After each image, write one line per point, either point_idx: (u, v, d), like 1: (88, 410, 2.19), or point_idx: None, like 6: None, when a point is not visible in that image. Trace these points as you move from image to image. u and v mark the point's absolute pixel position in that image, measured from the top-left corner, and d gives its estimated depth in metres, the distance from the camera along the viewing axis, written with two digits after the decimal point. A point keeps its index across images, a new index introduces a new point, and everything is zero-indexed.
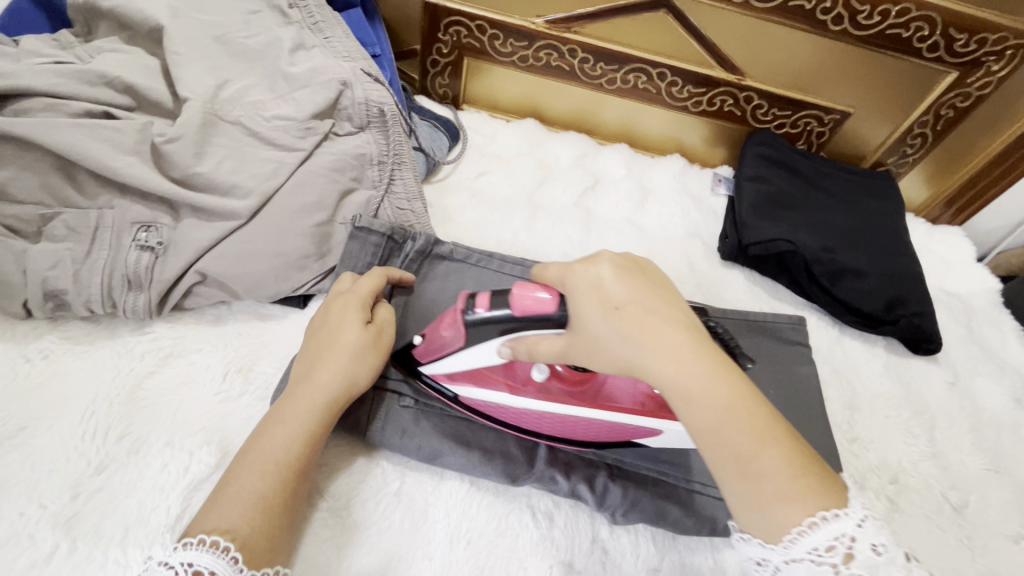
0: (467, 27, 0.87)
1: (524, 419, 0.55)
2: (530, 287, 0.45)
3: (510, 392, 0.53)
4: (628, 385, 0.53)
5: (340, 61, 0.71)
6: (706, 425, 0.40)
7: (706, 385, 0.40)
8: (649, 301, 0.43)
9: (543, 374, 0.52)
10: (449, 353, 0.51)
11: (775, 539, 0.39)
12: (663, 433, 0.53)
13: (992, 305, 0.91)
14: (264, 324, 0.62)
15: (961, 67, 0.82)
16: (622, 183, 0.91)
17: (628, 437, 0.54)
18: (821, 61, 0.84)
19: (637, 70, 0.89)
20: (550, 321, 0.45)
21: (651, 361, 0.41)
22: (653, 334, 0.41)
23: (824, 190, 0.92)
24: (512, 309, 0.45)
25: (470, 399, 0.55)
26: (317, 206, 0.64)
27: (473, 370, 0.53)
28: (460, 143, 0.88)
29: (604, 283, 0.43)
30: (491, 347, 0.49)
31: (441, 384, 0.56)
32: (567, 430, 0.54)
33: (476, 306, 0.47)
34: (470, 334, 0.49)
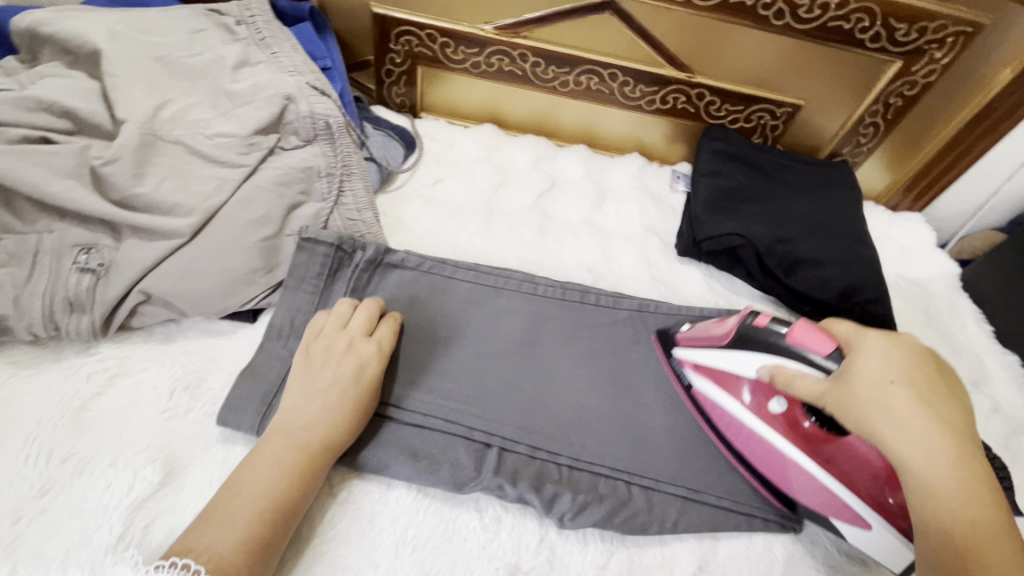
0: (417, 36, 0.88)
1: (751, 443, 0.60)
2: (814, 329, 0.53)
3: (743, 407, 0.60)
4: (865, 472, 0.55)
5: (285, 75, 0.72)
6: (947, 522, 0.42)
7: (950, 481, 0.42)
8: (931, 395, 0.45)
9: (781, 408, 0.58)
10: (710, 347, 0.62)
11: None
12: (870, 529, 0.54)
13: (950, 290, 0.91)
14: (212, 340, 0.62)
15: (905, 56, 0.83)
16: (579, 184, 0.92)
17: (829, 513, 0.56)
18: (768, 55, 0.85)
19: (588, 71, 0.90)
20: (814, 362, 0.52)
21: (898, 438, 0.44)
22: (910, 424, 0.44)
23: (781, 182, 0.93)
24: (790, 334, 0.54)
25: (701, 393, 0.64)
26: (263, 221, 0.64)
27: (722, 372, 0.61)
28: (416, 151, 0.89)
29: (884, 360, 0.47)
30: (753, 359, 0.58)
31: (684, 369, 0.66)
32: (760, 460, 0.60)
33: (761, 320, 0.59)
34: (742, 342, 0.59)
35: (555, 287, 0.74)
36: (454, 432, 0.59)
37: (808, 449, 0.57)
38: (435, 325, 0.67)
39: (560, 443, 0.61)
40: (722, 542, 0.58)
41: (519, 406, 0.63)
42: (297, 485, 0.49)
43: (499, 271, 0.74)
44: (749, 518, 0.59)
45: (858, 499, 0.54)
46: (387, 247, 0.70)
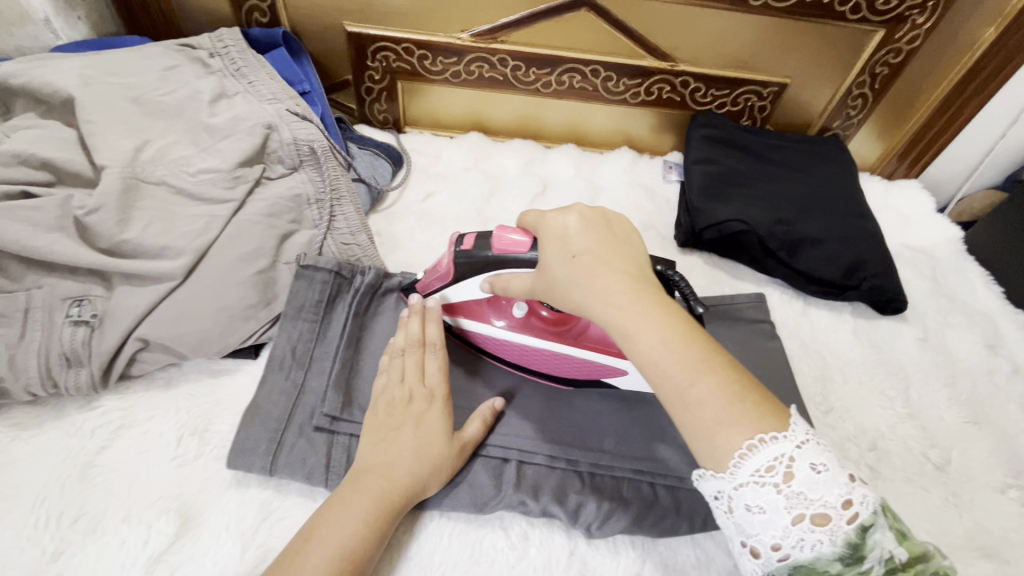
0: (394, 51, 0.87)
1: (518, 354, 0.63)
2: (508, 229, 0.52)
3: (498, 324, 0.62)
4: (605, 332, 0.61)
5: (264, 104, 0.71)
6: (648, 361, 0.42)
7: (636, 319, 0.42)
8: (607, 250, 0.45)
9: (521, 312, 0.61)
10: (442, 287, 0.60)
11: (721, 466, 0.39)
12: (627, 373, 0.61)
13: (956, 254, 0.90)
14: (215, 380, 0.60)
15: (887, 24, 0.82)
16: (571, 185, 0.91)
17: (598, 376, 0.62)
18: (749, 36, 0.84)
19: (570, 70, 0.88)
20: (523, 262, 0.51)
21: (589, 300, 0.44)
22: (599, 275, 0.44)
23: (773, 162, 0.92)
24: (493, 246, 0.52)
25: (462, 328, 0.65)
26: (256, 254, 0.63)
27: (461, 304, 0.62)
28: (404, 168, 0.88)
29: (570, 233, 0.47)
30: (473, 281, 0.57)
31: (440, 314, 0.65)
32: (546, 364, 0.63)
33: (464, 245, 0.55)
34: (459, 270, 0.57)
35: None
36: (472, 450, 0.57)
37: (559, 335, 0.61)
38: None
39: (579, 449, 0.59)
40: None
41: (534, 417, 0.61)
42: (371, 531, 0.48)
43: None
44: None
45: (613, 355, 0.60)
46: (384, 268, 0.69)
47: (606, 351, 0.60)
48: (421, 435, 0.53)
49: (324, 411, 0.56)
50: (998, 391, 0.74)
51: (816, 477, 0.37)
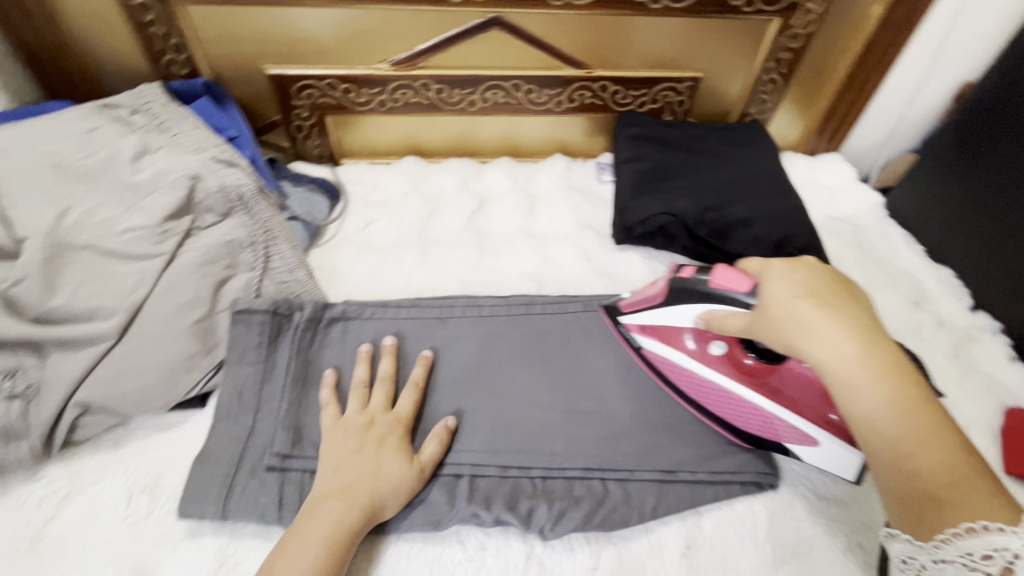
0: (318, 87, 0.89)
1: (698, 388, 0.64)
2: (733, 270, 0.57)
3: (688, 354, 0.64)
4: (815, 396, 0.59)
5: (189, 155, 0.72)
6: (863, 415, 0.46)
7: (868, 374, 0.45)
8: (834, 301, 0.49)
9: (719, 350, 0.63)
10: (647, 308, 0.65)
11: (923, 537, 0.43)
12: (818, 445, 0.59)
13: (879, 219, 0.95)
14: (163, 434, 0.61)
15: (782, 13, 0.87)
16: (508, 197, 0.93)
17: (778, 439, 0.61)
18: (656, 36, 0.88)
19: (492, 87, 0.91)
20: (740, 301, 0.56)
21: (812, 347, 0.47)
22: (817, 328, 0.47)
23: (699, 152, 0.96)
24: (711, 280, 0.58)
25: (650, 353, 0.67)
26: (192, 303, 0.64)
27: (660, 326, 0.65)
28: (341, 200, 0.89)
29: (794, 282, 0.51)
30: (687, 310, 0.62)
31: (631, 333, 0.68)
32: (722, 408, 0.63)
33: (683, 273, 0.62)
34: (672, 298, 0.62)
35: (500, 305, 0.75)
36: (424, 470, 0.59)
37: (755, 383, 0.61)
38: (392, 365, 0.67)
39: (529, 455, 0.61)
40: (706, 516, 0.59)
41: (484, 429, 0.63)
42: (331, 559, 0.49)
43: (442, 302, 0.74)
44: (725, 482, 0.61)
45: (804, 419, 0.59)
46: (324, 301, 0.70)
47: (799, 411, 0.59)
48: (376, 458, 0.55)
49: (274, 449, 0.57)
50: (926, 345, 0.78)
51: None
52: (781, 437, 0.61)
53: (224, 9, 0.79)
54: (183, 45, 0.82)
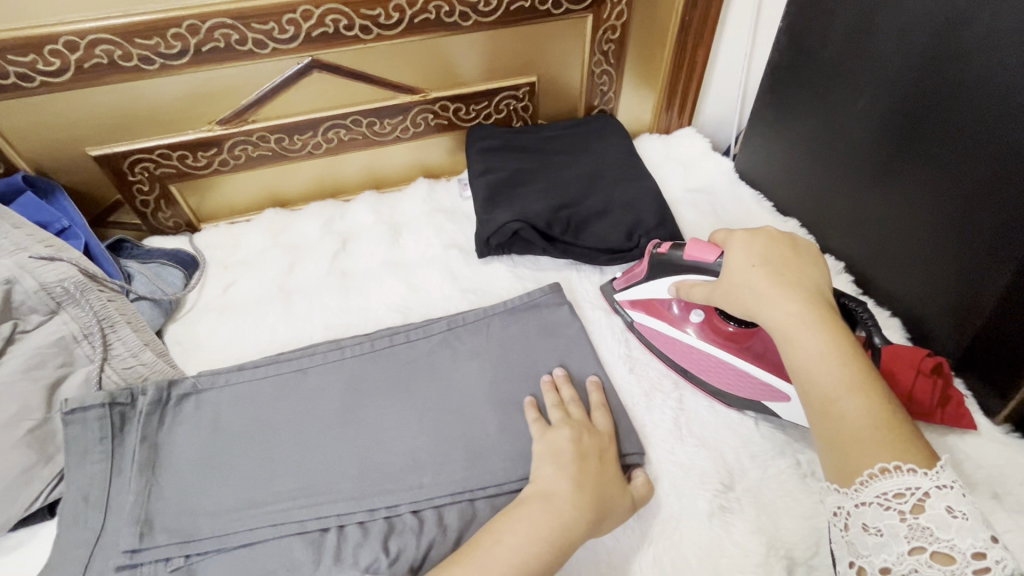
0: (151, 160, 0.87)
1: (685, 355, 0.71)
2: (700, 243, 0.63)
3: (673, 324, 0.71)
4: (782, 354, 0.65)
5: (5, 259, 0.69)
6: (796, 367, 0.50)
7: (806, 330, 0.50)
8: (785, 271, 0.55)
9: (699, 317, 0.70)
10: (637, 284, 0.73)
11: (847, 481, 0.44)
12: (790, 401, 0.63)
13: (731, 183, 0.99)
14: (9, 557, 0.58)
15: (591, 9, 0.90)
16: (372, 231, 0.93)
17: (758, 398, 0.66)
18: (478, 51, 0.90)
19: (332, 127, 0.91)
20: (708, 270, 0.63)
21: (761, 308, 0.53)
22: (764, 290, 0.54)
23: (550, 153, 0.98)
24: (683, 253, 0.65)
25: (641, 325, 0.75)
26: (21, 414, 0.61)
27: (649, 300, 0.73)
28: (198, 269, 0.87)
29: (756, 250, 0.58)
30: (664, 282, 0.69)
31: (624, 309, 0.77)
32: (702, 370, 0.69)
33: (660, 248, 0.69)
34: (654, 270, 0.70)
35: (362, 342, 0.74)
36: (284, 532, 0.58)
37: (737, 348, 0.67)
38: (250, 429, 0.65)
39: (395, 492, 0.61)
40: None
41: (350, 476, 0.62)
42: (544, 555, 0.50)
43: (301, 352, 0.73)
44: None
45: (775, 376, 0.64)
46: (171, 380, 0.68)
47: (767, 368, 0.65)
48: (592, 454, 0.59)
49: (122, 547, 0.56)
50: None
51: (949, 519, 0.39)
52: (758, 395, 0.66)
53: (23, 101, 0.76)
54: None
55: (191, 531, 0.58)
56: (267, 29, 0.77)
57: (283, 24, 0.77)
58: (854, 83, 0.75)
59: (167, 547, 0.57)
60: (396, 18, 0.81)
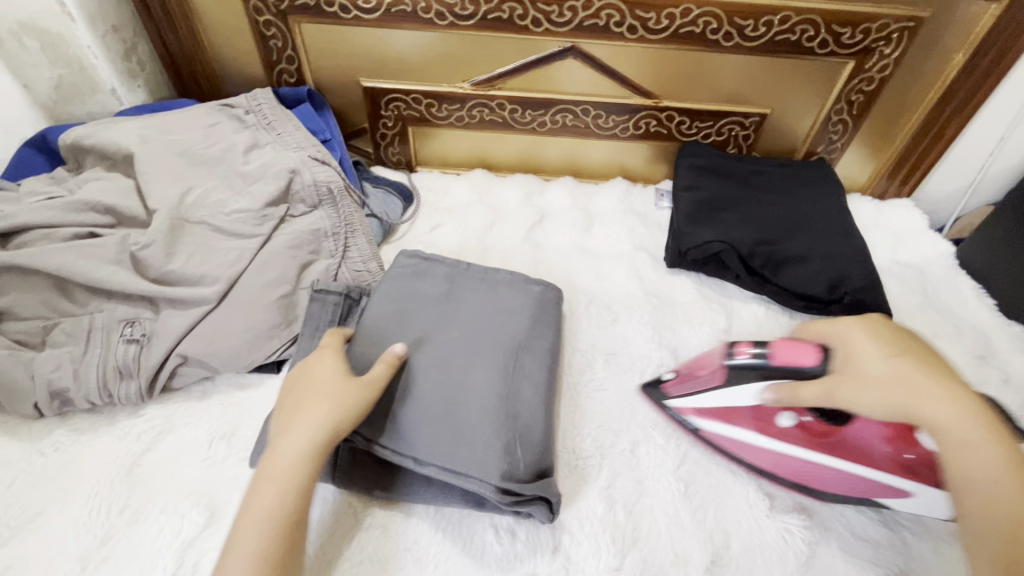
0: (404, 101, 0.98)
1: (779, 464, 0.62)
2: (790, 344, 0.59)
3: (758, 431, 0.62)
4: (877, 446, 0.58)
5: (290, 151, 0.82)
6: (977, 478, 0.46)
7: (977, 437, 0.47)
8: (923, 365, 0.52)
9: (790, 420, 0.61)
10: (703, 391, 0.65)
11: None
12: (914, 497, 0.57)
13: (948, 269, 0.93)
14: (243, 392, 0.69)
15: (856, 56, 0.87)
16: (568, 214, 0.98)
17: (872, 495, 0.59)
18: (726, 73, 0.91)
19: (562, 110, 0.97)
20: (807, 373, 0.58)
21: (922, 405, 0.50)
22: (911, 383, 0.51)
23: (760, 187, 0.96)
24: (773, 356, 0.59)
25: (714, 433, 0.65)
26: (279, 280, 0.72)
27: (725, 407, 0.63)
28: (413, 203, 0.97)
29: (871, 340, 0.55)
30: (746, 390, 0.61)
31: (686, 416, 0.67)
32: (821, 478, 0.60)
33: (739, 351, 0.62)
34: (733, 375, 0.62)
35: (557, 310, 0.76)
36: None
37: (825, 450, 0.59)
38: None
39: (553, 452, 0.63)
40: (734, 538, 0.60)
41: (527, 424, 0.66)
42: (286, 523, 0.48)
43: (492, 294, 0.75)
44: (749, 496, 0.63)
45: (904, 479, 0.56)
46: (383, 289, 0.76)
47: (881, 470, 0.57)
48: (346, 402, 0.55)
49: None
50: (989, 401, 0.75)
51: None
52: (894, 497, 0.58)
53: (332, 28, 0.89)
54: (295, 58, 0.93)
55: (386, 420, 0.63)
56: (548, 11, 0.84)
57: (564, 9, 0.83)
58: None
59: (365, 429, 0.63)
60: (664, 24, 0.84)
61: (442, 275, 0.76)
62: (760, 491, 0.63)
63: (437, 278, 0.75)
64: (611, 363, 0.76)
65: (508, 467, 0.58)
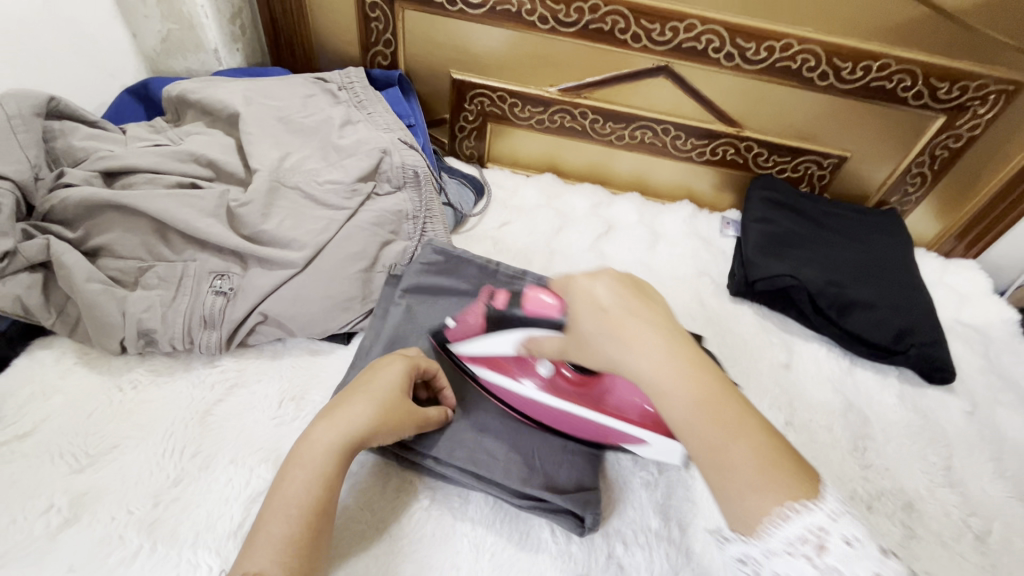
0: (489, 98, 1.00)
1: (537, 409, 0.62)
2: (540, 293, 0.58)
3: (521, 380, 0.62)
4: (631, 397, 0.60)
5: (381, 132, 0.84)
6: (683, 425, 0.41)
7: (672, 375, 0.42)
8: (637, 309, 0.46)
9: (548, 369, 0.61)
10: (474, 337, 0.63)
11: (751, 531, 0.38)
12: (649, 444, 0.58)
13: (1011, 335, 0.92)
14: (314, 357, 0.70)
15: (948, 112, 0.88)
16: (633, 228, 0.99)
17: (618, 442, 0.60)
18: (813, 111, 0.92)
19: (643, 127, 0.98)
20: (549, 323, 0.56)
21: (622, 357, 0.44)
22: (619, 335, 0.44)
23: (829, 229, 0.96)
24: (525, 307, 0.59)
25: (483, 380, 0.64)
26: (361, 255, 0.74)
27: (489, 355, 0.62)
28: (484, 198, 0.99)
29: (604, 287, 0.48)
30: (508, 337, 0.60)
31: (463, 361, 0.65)
32: (565, 425, 0.62)
33: (497, 300, 0.64)
34: (493, 325, 0.63)
35: None
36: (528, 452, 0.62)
37: (578, 396, 0.60)
38: None
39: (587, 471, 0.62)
40: None
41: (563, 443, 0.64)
42: (305, 523, 0.46)
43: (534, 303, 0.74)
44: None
45: (638, 426, 0.58)
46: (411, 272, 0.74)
47: (627, 419, 0.59)
48: (388, 410, 0.52)
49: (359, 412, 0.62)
50: None
51: (852, 552, 0.35)
52: (623, 442, 0.60)
53: (435, 18, 0.91)
54: (392, 42, 0.95)
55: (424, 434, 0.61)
56: (650, 28, 0.85)
57: (666, 29, 0.85)
58: None
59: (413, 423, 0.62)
60: (763, 56, 0.85)
61: (471, 275, 0.74)
62: None
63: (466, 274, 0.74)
64: None
65: (527, 477, 0.59)
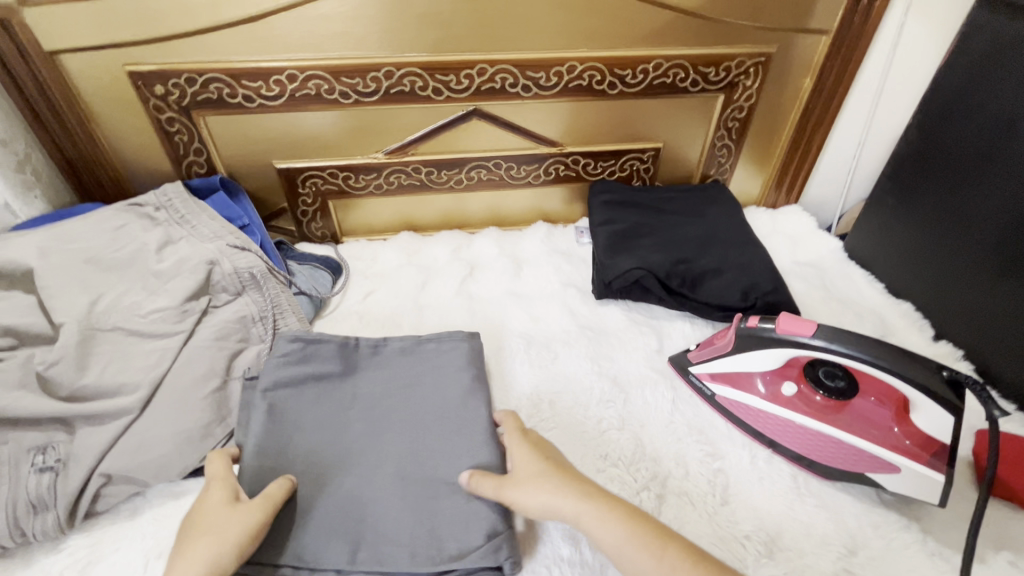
0: (321, 177, 0.99)
1: (781, 430, 0.71)
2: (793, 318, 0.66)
3: (761, 397, 0.73)
4: (885, 424, 0.68)
5: (206, 243, 0.80)
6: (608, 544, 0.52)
7: (598, 512, 0.54)
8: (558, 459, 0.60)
9: (791, 390, 0.73)
10: (722, 357, 0.74)
11: None
12: (900, 472, 0.64)
13: (839, 262, 1.04)
14: (179, 501, 0.64)
15: (724, 90, 0.99)
16: (496, 262, 1.02)
17: (863, 469, 0.66)
18: (618, 116, 1.00)
19: (476, 167, 1.03)
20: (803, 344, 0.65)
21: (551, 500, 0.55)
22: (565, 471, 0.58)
23: (668, 213, 1.04)
24: (778, 327, 0.67)
25: (723, 399, 0.75)
26: (208, 375, 0.70)
27: (732, 373, 0.75)
28: (342, 275, 0.98)
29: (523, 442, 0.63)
30: (753, 357, 0.72)
31: (703, 382, 0.77)
32: (810, 447, 0.69)
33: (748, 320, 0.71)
34: (740, 343, 0.72)
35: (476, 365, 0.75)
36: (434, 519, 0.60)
37: (830, 419, 0.70)
38: (376, 433, 0.66)
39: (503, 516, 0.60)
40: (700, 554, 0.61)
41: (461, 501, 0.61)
42: None
43: (409, 368, 0.73)
44: (703, 498, 0.66)
45: (889, 447, 0.65)
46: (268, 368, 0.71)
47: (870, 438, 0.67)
48: (250, 532, 0.51)
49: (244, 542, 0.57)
50: None
51: None
52: (867, 472, 0.65)
53: (238, 117, 0.90)
54: (203, 149, 0.93)
55: (314, 547, 0.57)
56: (446, 80, 0.90)
57: (461, 77, 0.90)
58: (986, 197, 0.79)
59: (306, 531, 0.59)
60: (554, 81, 0.93)
61: (330, 354, 0.73)
62: (716, 499, 0.66)
63: (329, 358, 0.73)
64: (558, 401, 0.77)
65: (435, 553, 0.57)
